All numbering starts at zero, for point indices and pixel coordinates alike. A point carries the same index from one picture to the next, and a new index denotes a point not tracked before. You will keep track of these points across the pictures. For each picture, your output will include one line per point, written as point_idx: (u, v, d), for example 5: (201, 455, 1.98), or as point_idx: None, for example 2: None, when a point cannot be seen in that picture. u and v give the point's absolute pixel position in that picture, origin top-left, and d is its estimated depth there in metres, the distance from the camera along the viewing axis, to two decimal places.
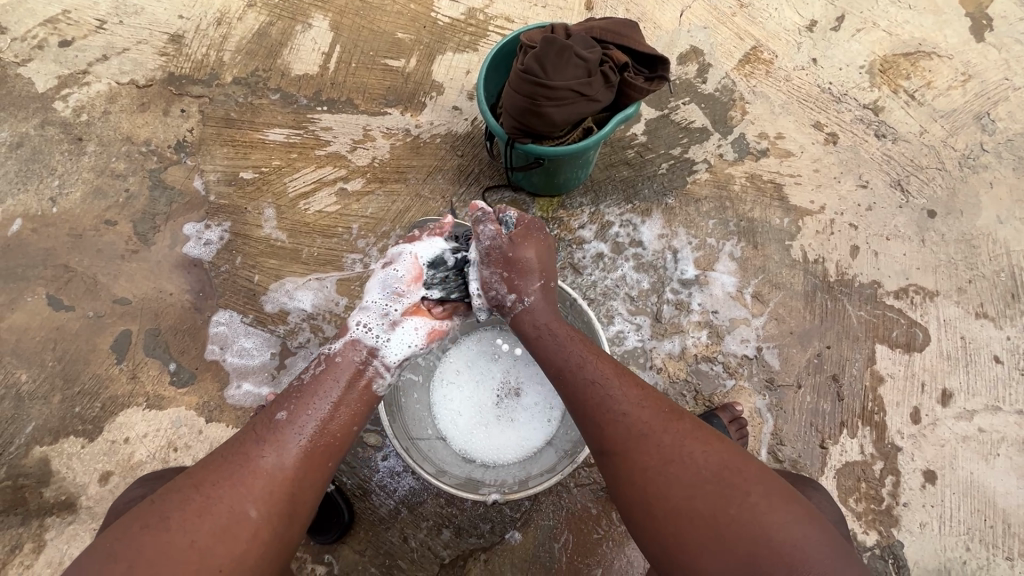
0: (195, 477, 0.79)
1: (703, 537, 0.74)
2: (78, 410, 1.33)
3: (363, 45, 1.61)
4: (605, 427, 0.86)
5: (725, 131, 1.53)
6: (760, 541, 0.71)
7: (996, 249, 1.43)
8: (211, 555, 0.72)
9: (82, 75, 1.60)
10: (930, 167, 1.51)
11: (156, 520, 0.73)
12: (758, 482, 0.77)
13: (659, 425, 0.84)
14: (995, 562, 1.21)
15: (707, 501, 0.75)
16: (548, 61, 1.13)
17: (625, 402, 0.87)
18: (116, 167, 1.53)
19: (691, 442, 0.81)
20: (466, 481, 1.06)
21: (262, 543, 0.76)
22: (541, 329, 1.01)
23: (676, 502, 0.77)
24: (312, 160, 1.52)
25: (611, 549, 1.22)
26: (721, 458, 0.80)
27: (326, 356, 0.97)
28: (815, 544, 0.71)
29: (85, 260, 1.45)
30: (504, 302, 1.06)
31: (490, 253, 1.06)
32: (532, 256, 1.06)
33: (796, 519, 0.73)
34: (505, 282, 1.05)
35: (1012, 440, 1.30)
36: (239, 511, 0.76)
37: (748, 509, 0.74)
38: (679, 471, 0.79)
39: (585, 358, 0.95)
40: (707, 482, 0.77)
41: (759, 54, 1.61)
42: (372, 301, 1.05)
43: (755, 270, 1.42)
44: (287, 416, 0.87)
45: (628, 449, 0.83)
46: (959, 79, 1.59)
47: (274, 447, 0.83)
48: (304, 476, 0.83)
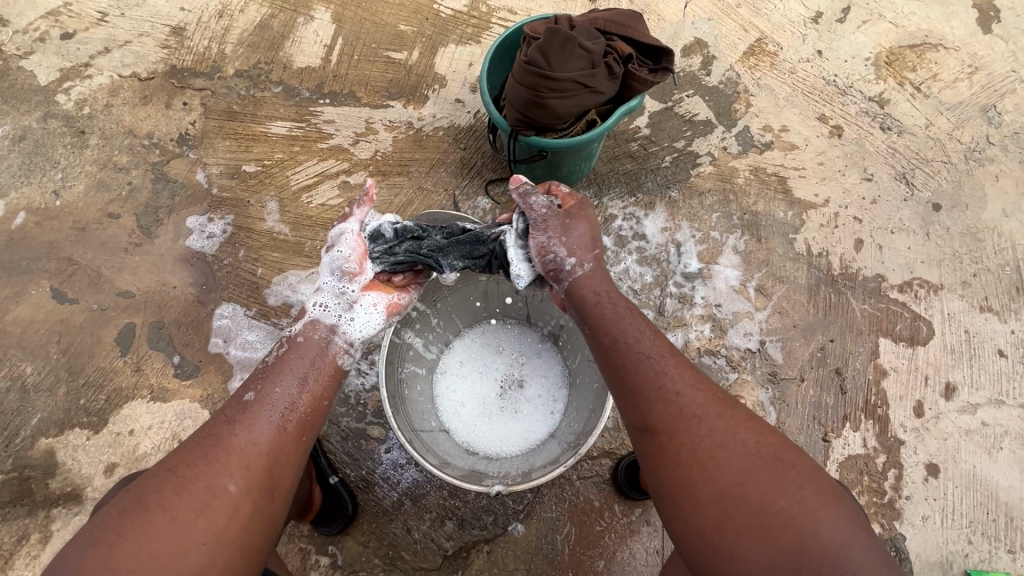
0: (169, 461, 0.77)
1: (749, 526, 0.68)
2: (83, 402, 1.34)
3: (365, 37, 1.60)
4: (654, 402, 0.80)
5: (729, 124, 1.52)
6: (809, 535, 0.66)
7: (1001, 243, 1.43)
8: (193, 529, 0.70)
9: (84, 68, 1.60)
10: (935, 160, 1.50)
11: (133, 504, 0.71)
12: (813, 479, 0.72)
13: (712, 409, 0.79)
14: (997, 555, 1.21)
15: (757, 489, 0.70)
16: (552, 52, 1.12)
17: (680, 381, 0.82)
18: (119, 160, 1.53)
19: (745, 430, 0.76)
20: (469, 472, 1.03)
21: (243, 517, 0.73)
22: (600, 297, 0.92)
23: (723, 487, 0.71)
24: (314, 153, 1.52)
25: (613, 541, 1.23)
26: (774, 449, 0.74)
27: (288, 338, 0.93)
28: (870, 549, 0.65)
29: (88, 253, 1.45)
30: (561, 266, 0.96)
31: (548, 219, 0.99)
32: (587, 228, 0.99)
33: (848, 520, 0.68)
34: (563, 246, 0.97)
35: (1015, 434, 1.29)
36: (216, 487, 0.73)
37: (799, 502, 0.68)
38: (731, 456, 0.73)
39: (642, 331, 0.88)
40: (759, 471, 0.72)
41: (764, 46, 1.59)
42: (325, 284, 0.99)
43: (758, 264, 1.41)
44: (255, 395, 0.84)
45: (676, 428, 0.77)
46: (966, 71, 1.58)
47: (246, 424, 0.80)
48: (281, 449, 0.81)
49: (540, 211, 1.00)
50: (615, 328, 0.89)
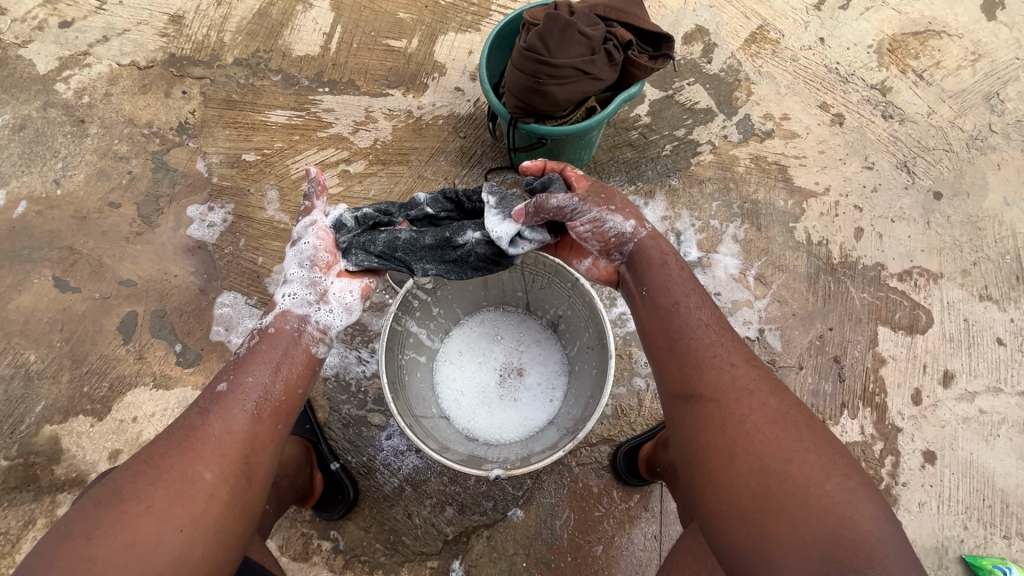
0: (143, 454, 0.76)
1: (787, 503, 0.67)
2: (86, 389, 1.35)
3: (364, 25, 1.59)
4: (708, 368, 0.79)
5: (729, 112, 1.52)
6: (848, 522, 0.65)
7: (1001, 231, 1.43)
8: (169, 517, 0.70)
9: (83, 57, 1.60)
10: (937, 148, 1.50)
11: (108, 496, 0.71)
12: (857, 471, 0.70)
13: (766, 387, 0.78)
14: (992, 540, 1.22)
15: (802, 469, 0.69)
16: (552, 38, 1.11)
17: (735, 356, 0.81)
18: (118, 149, 1.53)
19: (795, 413, 0.75)
20: (469, 457, 1.03)
21: (221, 502, 0.74)
22: (667, 259, 0.92)
23: (767, 460, 0.70)
24: (314, 142, 1.52)
25: (612, 527, 1.24)
26: (821, 436, 0.74)
27: (260, 330, 0.92)
28: (906, 548, 0.64)
29: (90, 242, 1.46)
30: (622, 233, 0.94)
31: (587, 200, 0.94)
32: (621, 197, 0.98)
33: (889, 516, 0.67)
34: (620, 212, 0.95)
35: (1012, 422, 1.30)
36: (192, 475, 0.73)
37: (842, 490, 0.67)
38: (781, 432, 0.72)
39: (700, 304, 0.87)
40: (805, 452, 0.71)
41: (765, 33, 1.58)
42: (293, 276, 0.98)
43: (758, 252, 1.42)
44: (228, 385, 0.84)
45: (725, 397, 0.77)
46: (969, 58, 1.57)
47: (221, 413, 0.80)
48: (257, 436, 0.81)
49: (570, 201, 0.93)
50: (669, 296, 0.87)
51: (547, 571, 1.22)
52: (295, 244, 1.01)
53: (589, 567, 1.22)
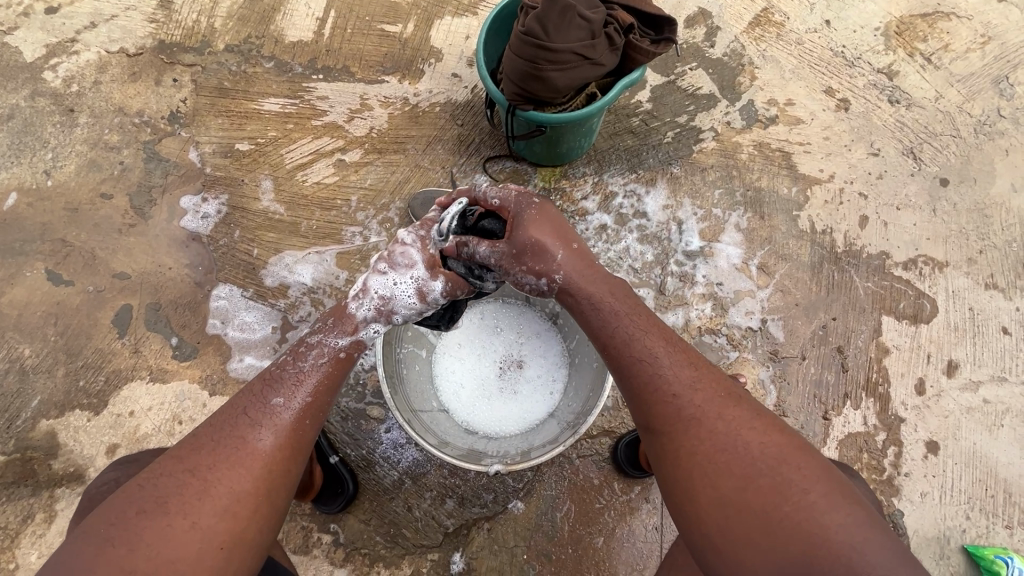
0: (188, 460, 0.76)
1: (752, 531, 0.67)
2: (82, 383, 1.34)
3: (358, 10, 1.55)
4: (654, 406, 0.81)
5: (733, 97, 1.48)
6: (817, 540, 0.63)
7: (1008, 219, 1.40)
8: (213, 534, 0.70)
9: (70, 44, 1.56)
10: (944, 134, 1.47)
11: (154, 503, 0.71)
12: (819, 479, 0.69)
13: (714, 410, 0.78)
14: (994, 530, 1.22)
15: (760, 496, 0.69)
16: (550, 21, 1.08)
17: (679, 383, 0.81)
18: (109, 139, 1.50)
19: (748, 432, 0.75)
20: (469, 452, 1.05)
21: (262, 519, 0.76)
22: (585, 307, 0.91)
23: (724, 491, 0.71)
24: (309, 130, 1.48)
25: (613, 518, 1.24)
26: (780, 450, 0.72)
27: (331, 351, 0.89)
28: (885, 551, 0.62)
29: (82, 234, 1.44)
30: (540, 288, 0.94)
31: (502, 261, 0.93)
32: (541, 232, 0.93)
33: (858, 522, 0.64)
34: (531, 271, 0.93)
35: (1016, 411, 1.29)
36: (238, 490, 0.74)
37: (804, 507, 0.66)
38: (732, 459, 0.73)
39: (639, 332, 0.87)
40: (761, 475, 0.70)
41: (770, 15, 1.54)
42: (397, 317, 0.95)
43: (761, 241, 1.39)
44: (283, 401, 0.83)
45: (673, 432, 0.78)
46: (978, 41, 1.53)
47: (269, 427, 0.80)
48: (296, 451, 0.82)
49: (490, 255, 0.93)
50: (609, 332, 0.88)
51: (547, 563, 1.21)
52: (428, 296, 0.94)
53: (590, 559, 1.21)
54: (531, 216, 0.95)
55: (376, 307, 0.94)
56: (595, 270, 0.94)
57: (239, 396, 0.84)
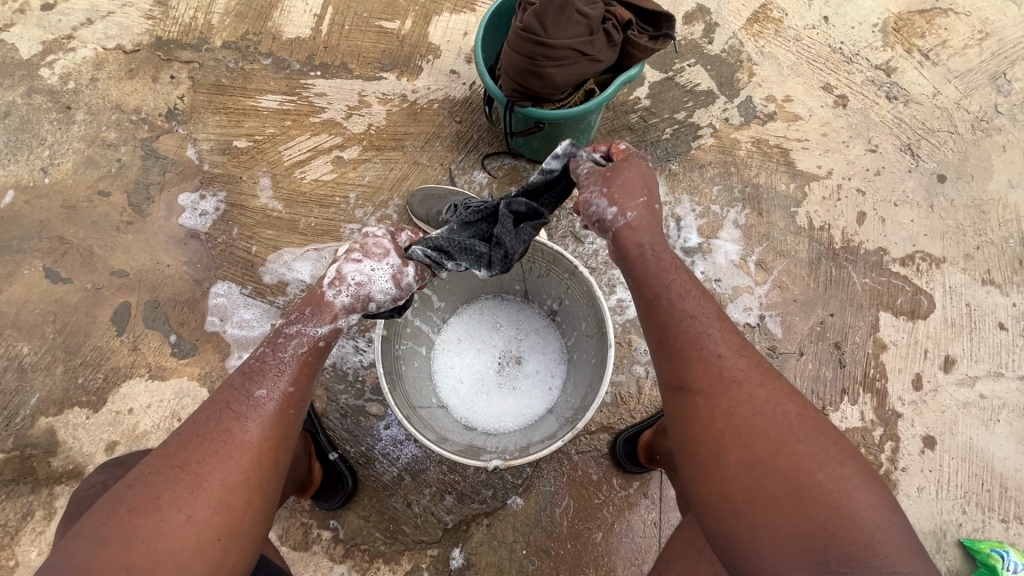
0: (174, 456, 0.75)
1: (779, 496, 0.66)
2: (81, 381, 1.34)
3: (355, 6, 1.55)
4: (694, 361, 0.77)
5: (731, 94, 1.48)
6: (845, 513, 0.64)
7: (1005, 215, 1.41)
8: (208, 527, 0.71)
9: (67, 41, 1.55)
10: (941, 130, 1.47)
11: (144, 501, 0.71)
12: (849, 457, 0.69)
13: (755, 377, 0.75)
14: (990, 524, 1.23)
15: (794, 462, 0.68)
16: (548, 18, 1.08)
17: (724, 345, 0.78)
18: (107, 136, 1.49)
19: (787, 402, 0.73)
20: (467, 447, 1.04)
21: (256, 509, 0.76)
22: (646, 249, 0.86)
23: (756, 453, 0.69)
24: (307, 127, 1.48)
25: (612, 514, 1.24)
26: (814, 425, 0.72)
27: (310, 340, 0.87)
28: (903, 537, 0.64)
29: (80, 232, 1.43)
30: (603, 218, 0.89)
31: (589, 178, 0.92)
32: (639, 175, 0.90)
33: (884, 503, 0.66)
34: (608, 196, 0.89)
35: (1013, 406, 1.30)
36: (229, 482, 0.74)
37: (836, 479, 0.66)
38: (769, 424, 0.71)
39: (687, 290, 0.83)
40: (797, 443, 0.69)
41: (768, 12, 1.54)
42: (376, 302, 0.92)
43: (759, 238, 1.40)
44: (266, 392, 0.81)
45: (713, 389, 0.75)
46: (976, 37, 1.53)
47: (255, 419, 0.79)
48: (286, 439, 0.81)
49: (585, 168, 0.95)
50: (657, 283, 0.83)
51: (547, 558, 1.22)
52: (405, 281, 0.92)
53: (589, 554, 1.22)
54: (639, 162, 0.91)
55: (351, 295, 0.90)
56: (662, 236, 0.88)
57: (220, 389, 0.82)
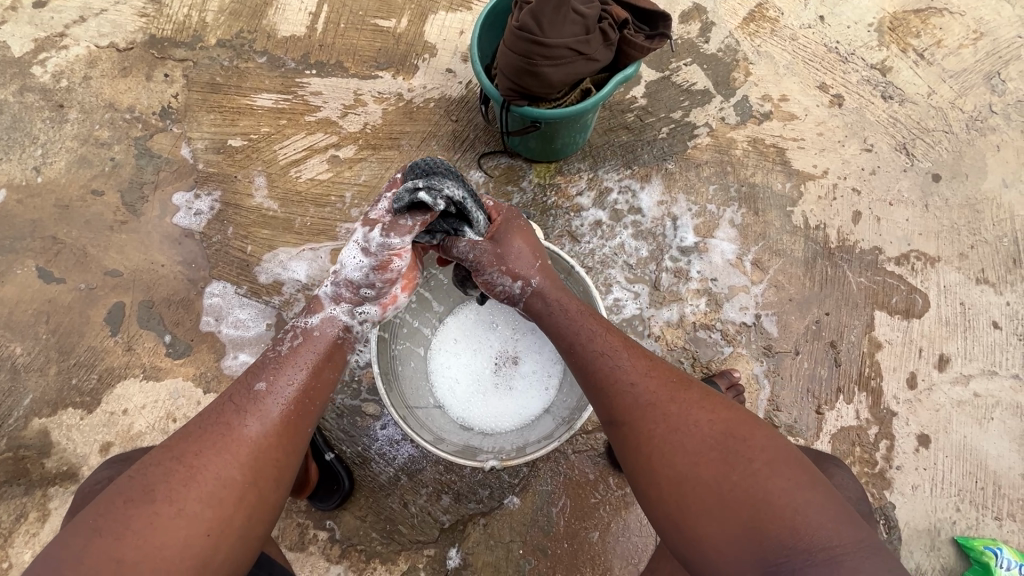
0: (176, 448, 0.76)
1: (705, 503, 0.71)
2: (75, 381, 1.33)
3: (351, 5, 1.54)
4: (613, 396, 0.85)
5: (727, 93, 1.48)
6: (765, 507, 0.68)
7: (999, 214, 1.41)
8: (200, 521, 0.71)
9: (60, 39, 1.54)
10: (936, 129, 1.48)
11: (140, 492, 0.71)
12: (765, 449, 0.73)
13: (665, 395, 0.82)
14: (984, 522, 1.24)
15: (712, 469, 0.73)
16: (545, 16, 1.07)
17: (633, 373, 0.86)
18: (100, 135, 1.48)
19: (696, 412, 0.79)
20: (464, 448, 1.07)
21: (250, 506, 0.75)
22: (558, 305, 0.95)
23: (679, 469, 0.75)
24: (302, 126, 1.47)
25: (608, 513, 1.24)
26: (726, 425, 0.77)
27: (303, 330, 0.91)
28: (821, 510, 0.67)
29: (74, 231, 1.42)
30: (512, 293, 0.98)
31: (482, 257, 0.95)
32: (522, 241, 0.99)
33: (799, 485, 0.69)
34: (507, 273, 0.96)
35: (1006, 405, 1.30)
36: (224, 478, 0.74)
37: (752, 475, 0.71)
38: (685, 438, 0.77)
39: (594, 329, 0.92)
40: (711, 450, 0.74)
41: (764, 11, 1.55)
42: (373, 282, 0.91)
43: (755, 237, 1.40)
44: (267, 385, 0.84)
45: (633, 418, 0.82)
46: (971, 37, 1.53)
47: (256, 413, 0.81)
48: (286, 436, 0.82)
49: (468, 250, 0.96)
50: (570, 330, 0.93)
51: (543, 558, 1.22)
52: (373, 246, 0.90)
53: (586, 553, 1.22)
54: (520, 226, 1.01)
55: (334, 287, 0.92)
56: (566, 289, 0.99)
57: (227, 387, 0.85)
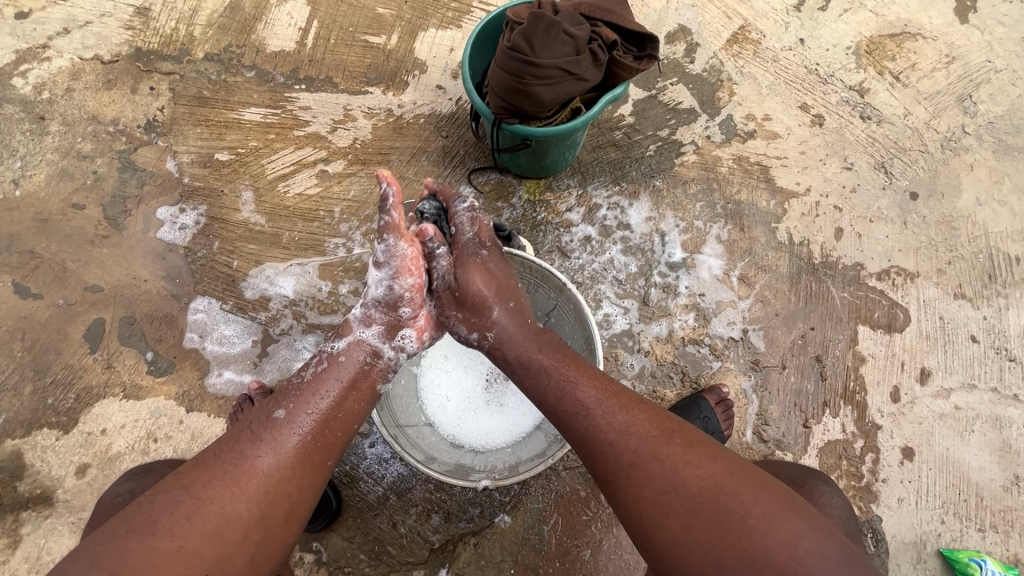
0: (187, 477, 0.77)
1: (705, 566, 0.72)
2: (51, 401, 1.29)
3: (341, 20, 1.54)
4: (594, 457, 0.83)
5: (712, 112, 1.52)
6: (762, 567, 0.69)
7: (975, 231, 1.46)
8: (199, 559, 0.69)
9: (42, 50, 1.52)
10: (913, 149, 1.52)
11: (144, 523, 0.71)
12: (757, 502, 0.73)
13: (647, 453, 0.80)
14: (968, 534, 1.26)
15: (706, 530, 0.73)
16: (536, 37, 1.08)
17: (612, 430, 0.84)
18: (82, 148, 1.46)
19: (684, 467, 0.78)
20: (455, 467, 1.06)
21: (253, 545, 0.74)
22: (509, 363, 0.98)
23: (674, 532, 0.75)
24: (290, 140, 1.47)
25: (599, 530, 1.23)
26: (716, 479, 0.76)
27: (329, 355, 0.96)
28: (822, 561, 0.68)
29: (52, 246, 1.39)
30: (470, 341, 1.04)
31: (439, 298, 1.05)
32: (482, 285, 1.02)
33: (798, 536, 0.70)
34: (464, 322, 1.03)
35: (986, 417, 1.33)
36: (231, 512, 0.74)
37: (748, 534, 0.71)
38: (676, 499, 0.76)
39: (564, 385, 0.90)
40: (702, 510, 0.74)
41: (747, 33, 1.59)
42: (398, 295, 1.01)
43: (741, 252, 1.42)
44: (284, 415, 0.85)
45: (618, 480, 0.80)
46: (943, 61, 1.59)
47: (268, 445, 0.81)
48: (300, 472, 0.82)
49: (443, 284, 1.04)
50: (539, 388, 0.92)
51: None
52: (380, 258, 1.00)
53: (578, 572, 1.21)
54: (476, 262, 1.04)
55: (362, 310, 1.02)
56: (525, 338, 0.98)
57: (246, 416, 0.87)
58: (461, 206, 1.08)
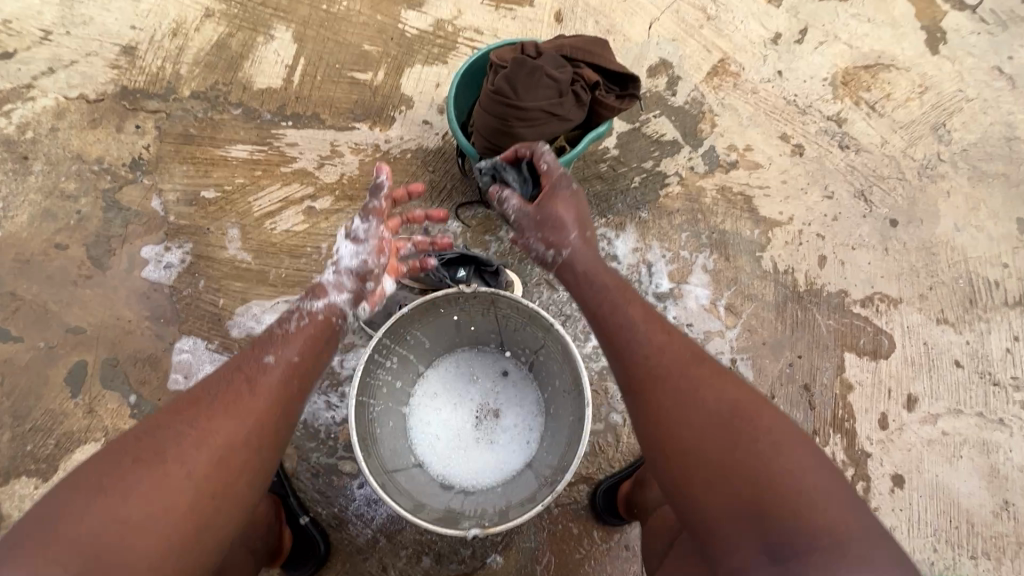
0: (185, 410, 0.78)
1: (709, 477, 0.72)
2: (30, 448, 1.26)
3: (328, 57, 1.56)
4: (627, 364, 0.88)
5: (695, 143, 1.54)
6: (767, 486, 0.68)
7: (954, 256, 1.49)
8: (205, 486, 0.73)
9: (26, 90, 1.51)
10: (890, 177, 1.56)
11: (148, 453, 0.72)
12: (777, 430, 0.73)
13: (678, 367, 0.83)
14: (960, 561, 1.27)
15: (718, 443, 0.73)
16: (518, 81, 1.11)
17: (648, 344, 0.88)
18: (66, 187, 1.45)
19: (709, 386, 0.80)
20: (445, 514, 1.01)
21: (251, 475, 0.78)
22: (585, 278, 1.00)
23: (687, 441, 0.76)
24: (277, 177, 1.47)
25: (593, 568, 1.23)
26: (739, 403, 0.77)
27: (309, 313, 0.98)
28: (829, 498, 0.66)
29: (34, 287, 1.37)
30: (544, 259, 1.05)
31: (521, 218, 1.06)
32: (564, 211, 1.04)
33: (809, 470, 0.69)
34: (541, 239, 1.04)
35: (973, 442, 1.34)
36: (232, 445, 0.77)
37: (759, 455, 0.71)
38: (696, 412, 0.77)
39: (617, 303, 0.95)
40: (719, 423, 0.75)
41: (726, 66, 1.62)
42: (369, 269, 1.06)
43: (727, 282, 1.44)
44: (274, 359, 0.88)
45: (644, 387, 0.84)
46: (916, 91, 1.64)
47: (263, 384, 0.85)
48: (289, 409, 0.86)
49: (523, 211, 1.06)
50: (590, 302, 0.98)
51: None
52: (360, 234, 1.06)
53: None
54: (563, 194, 1.06)
55: (335, 276, 1.03)
56: (598, 261, 1.02)
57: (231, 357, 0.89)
58: (543, 150, 1.07)
